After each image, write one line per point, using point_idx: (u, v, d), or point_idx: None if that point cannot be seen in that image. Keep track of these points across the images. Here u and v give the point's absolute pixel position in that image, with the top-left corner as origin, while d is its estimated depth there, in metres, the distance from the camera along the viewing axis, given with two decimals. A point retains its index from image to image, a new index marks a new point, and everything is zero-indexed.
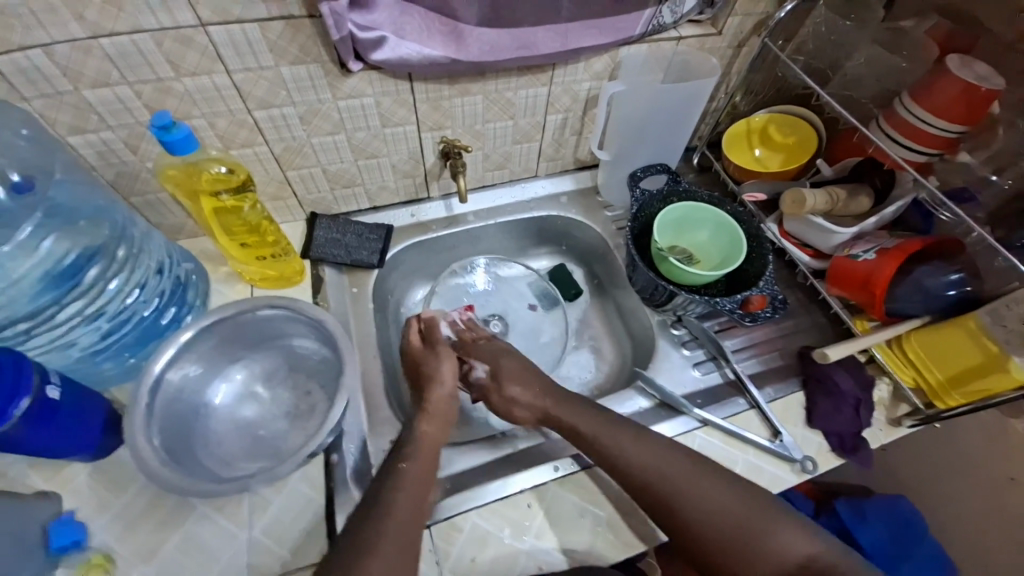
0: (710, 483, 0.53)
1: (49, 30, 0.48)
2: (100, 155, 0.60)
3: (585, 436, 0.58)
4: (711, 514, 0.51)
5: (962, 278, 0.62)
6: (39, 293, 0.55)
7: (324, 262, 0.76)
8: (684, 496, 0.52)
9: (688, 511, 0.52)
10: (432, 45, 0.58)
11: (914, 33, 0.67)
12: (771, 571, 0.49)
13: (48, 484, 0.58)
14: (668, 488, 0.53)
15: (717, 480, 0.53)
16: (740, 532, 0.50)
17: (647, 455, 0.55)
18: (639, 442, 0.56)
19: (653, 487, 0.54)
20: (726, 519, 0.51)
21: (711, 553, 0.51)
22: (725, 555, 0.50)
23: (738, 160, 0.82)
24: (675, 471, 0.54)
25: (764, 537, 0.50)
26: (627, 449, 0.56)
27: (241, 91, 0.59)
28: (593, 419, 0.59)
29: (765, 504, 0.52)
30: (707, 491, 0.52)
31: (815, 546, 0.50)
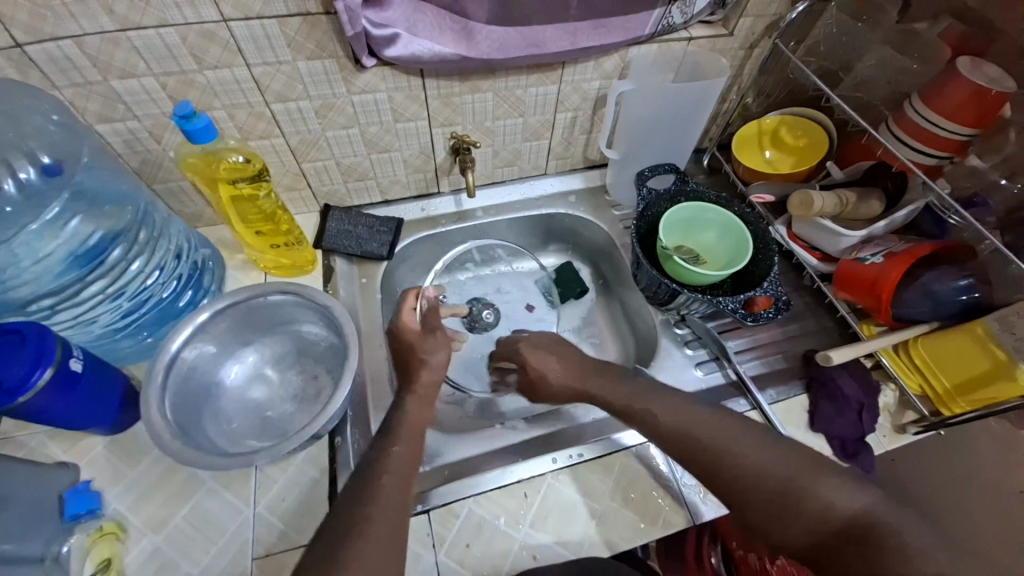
0: (753, 440, 0.51)
1: (80, 22, 0.51)
2: (126, 143, 0.63)
3: (623, 407, 0.58)
4: (756, 470, 0.49)
5: (970, 284, 0.61)
6: (64, 271, 0.57)
7: (335, 253, 0.79)
8: (724, 452, 0.50)
9: (728, 468, 0.50)
10: (443, 42, 0.60)
11: (927, 35, 0.67)
12: (816, 524, 0.45)
13: (66, 455, 0.61)
14: (708, 447, 0.51)
15: (759, 436, 0.51)
16: (787, 487, 0.47)
17: (685, 418, 0.54)
18: (682, 410, 0.55)
19: (691, 446, 0.52)
20: (771, 475, 0.48)
21: (759, 511, 0.48)
22: (770, 512, 0.47)
23: (748, 161, 0.82)
24: (716, 429, 0.52)
25: (812, 491, 0.46)
26: (666, 414, 0.55)
27: (260, 84, 0.61)
28: (622, 386, 0.60)
29: (820, 461, 0.49)
30: (747, 446, 0.50)
31: (867, 501, 0.45)
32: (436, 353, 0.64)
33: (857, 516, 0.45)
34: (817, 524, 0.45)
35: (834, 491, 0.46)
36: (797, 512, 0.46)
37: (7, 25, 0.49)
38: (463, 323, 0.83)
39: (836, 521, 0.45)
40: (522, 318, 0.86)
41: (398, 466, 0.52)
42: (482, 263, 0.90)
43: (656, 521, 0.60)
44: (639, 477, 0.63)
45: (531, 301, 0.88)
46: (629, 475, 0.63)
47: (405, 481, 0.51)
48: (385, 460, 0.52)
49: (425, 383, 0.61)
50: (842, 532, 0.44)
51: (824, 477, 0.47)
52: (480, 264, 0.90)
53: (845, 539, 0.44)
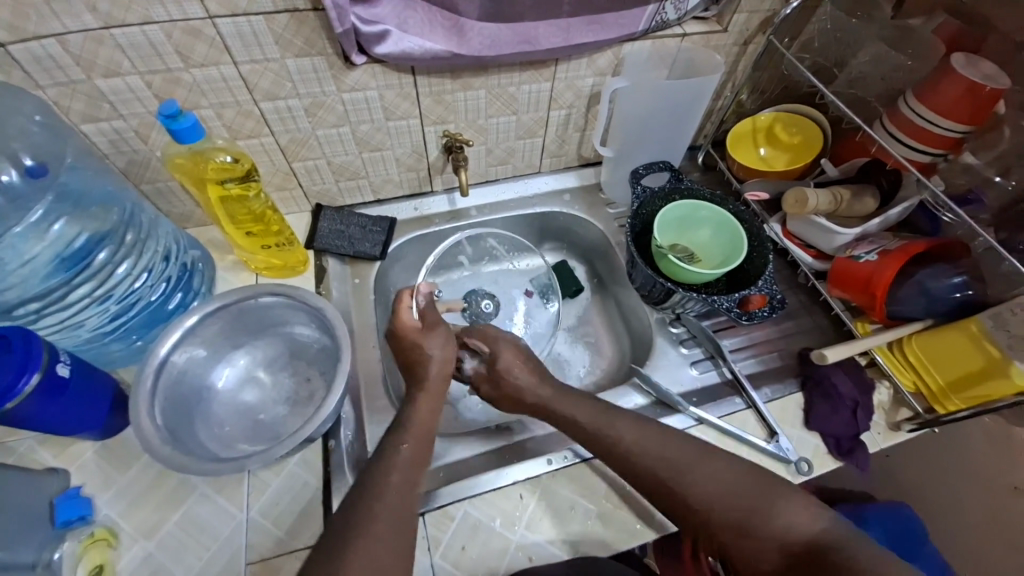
0: (712, 465, 0.51)
1: (63, 20, 0.50)
2: (112, 143, 0.62)
3: (585, 431, 0.57)
4: (715, 496, 0.49)
5: (965, 281, 0.61)
6: (50, 274, 0.56)
7: (327, 253, 0.78)
8: (683, 477, 0.51)
9: (688, 494, 0.50)
10: (434, 39, 0.59)
11: (921, 31, 0.67)
12: (775, 545, 0.46)
13: (56, 461, 0.60)
14: (669, 473, 0.51)
15: (717, 461, 0.51)
16: (748, 510, 0.48)
17: (647, 442, 0.54)
18: (646, 431, 0.55)
19: (653, 470, 0.52)
20: (730, 500, 0.49)
21: (719, 536, 0.48)
22: (731, 537, 0.48)
23: (743, 159, 0.81)
24: (678, 454, 0.52)
25: (770, 516, 0.47)
26: (629, 438, 0.54)
27: (248, 82, 0.60)
28: (585, 405, 0.59)
29: (778, 484, 0.49)
30: (709, 468, 0.51)
31: (821, 522, 0.46)
32: (429, 353, 0.63)
33: (812, 538, 0.45)
34: (775, 548, 0.46)
35: (791, 515, 0.47)
36: (756, 536, 0.47)
37: None
38: (463, 316, 0.82)
39: (794, 544, 0.46)
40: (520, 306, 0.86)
41: (390, 469, 0.51)
42: (475, 255, 0.89)
43: (652, 521, 0.60)
44: None
45: (531, 289, 0.87)
46: (625, 475, 0.63)
47: (398, 483, 0.51)
48: (378, 465, 0.52)
49: (419, 385, 0.61)
50: (799, 554, 0.45)
51: (781, 500, 0.48)
52: (473, 257, 0.89)
53: (801, 563, 0.45)
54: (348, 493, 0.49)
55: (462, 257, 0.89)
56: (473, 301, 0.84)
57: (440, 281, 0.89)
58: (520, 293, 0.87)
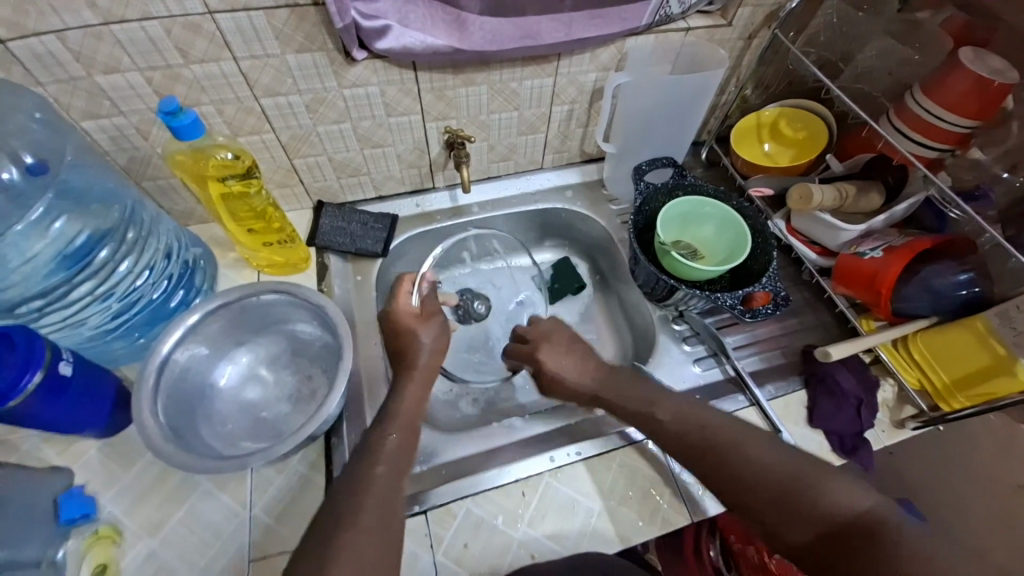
0: (759, 442, 0.52)
1: (63, 17, 0.49)
2: (113, 140, 0.62)
3: (629, 407, 0.59)
4: (758, 470, 0.50)
5: (970, 278, 0.60)
6: (51, 272, 0.56)
7: (329, 250, 0.77)
8: (727, 451, 0.52)
9: (734, 466, 0.51)
10: (435, 33, 0.58)
11: (929, 24, 0.66)
12: (816, 519, 0.46)
13: (60, 459, 0.60)
14: (715, 445, 0.52)
15: (764, 439, 0.52)
16: (788, 484, 0.48)
17: (692, 419, 0.55)
18: (685, 410, 0.56)
19: (693, 442, 0.54)
20: (774, 475, 0.49)
21: (760, 510, 0.48)
22: (774, 511, 0.48)
23: (746, 154, 0.81)
24: (717, 431, 0.54)
25: (816, 492, 0.47)
26: (673, 414, 0.56)
27: (248, 78, 0.60)
28: (632, 389, 0.61)
29: (825, 466, 0.49)
30: (747, 444, 0.52)
31: (869, 502, 0.46)
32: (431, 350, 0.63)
33: (857, 517, 0.45)
34: (819, 525, 0.45)
35: (839, 494, 0.46)
36: (794, 509, 0.47)
37: None
38: (453, 313, 0.82)
39: (839, 524, 0.45)
40: (513, 312, 0.86)
41: (391, 466, 0.52)
42: (478, 255, 0.90)
43: (655, 519, 0.60)
44: (639, 475, 0.63)
45: (522, 296, 0.88)
46: (628, 473, 0.63)
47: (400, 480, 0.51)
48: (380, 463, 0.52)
49: (421, 381, 0.61)
50: (843, 534, 0.44)
51: (830, 481, 0.47)
52: (477, 256, 0.90)
53: (847, 542, 0.44)
54: (351, 490, 0.49)
55: (465, 256, 0.89)
56: (466, 301, 0.84)
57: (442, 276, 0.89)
58: (512, 300, 0.87)
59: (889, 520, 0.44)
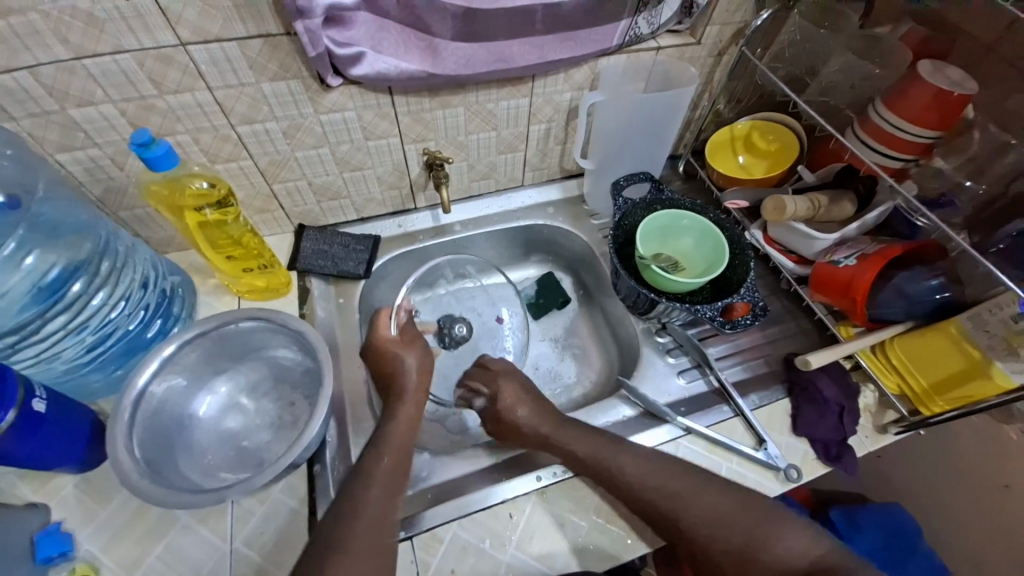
0: (716, 495, 0.54)
1: (34, 53, 0.49)
2: (88, 171, 0.62)
3: (588, 465, 0.58)
4: (716, 529, 0.52)
5: (942, 283, 0.61)
6: (24, 307, 0.56)
7: (311, 273, 0.77)
8: (686, 510, 0.53)
9: (693, 525, 0.53)
10: (409, 59, 0.59)
11: (888, 39, 0.68)
12: (776, 575, 0.49)
13: (35, 496, 0.59)
14: (672, 508, 0.53)
15: (721, 493, 0.54)
16: (749, 538, 0.51)
17: (652, 475, 0.55)
18: (646, 461, 0.56)
19: (657, 506, 0.54)
20: (730, 530, 0.52)
21: (724, 567, 0.51)
22: (734, 566, 0.51)
23: (720, 167, 0.82)
24: (676, 487, 0.54)
25: (769, 546, 0.50)
26: (633, 470, 0.56)
27: (224, 107, 0.60)
28: (585, 437, 0.60)
29: (775, 511, 0.53)
30: (705, 501, 0.53)
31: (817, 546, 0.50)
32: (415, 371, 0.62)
33: (809, 562, 0.49)
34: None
35: (788, 542, 0.50)
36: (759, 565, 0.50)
37: None
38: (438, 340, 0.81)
39: (794, 570, 0.49)
40: (497, 333, 0.83)
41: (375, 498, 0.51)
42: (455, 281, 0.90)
43: (644, 535, 0.60)
44: None
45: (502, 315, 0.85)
46: (614, 488, 0.63)
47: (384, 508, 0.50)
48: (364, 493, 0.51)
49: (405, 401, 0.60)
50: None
51: (780, 532, 0.51)
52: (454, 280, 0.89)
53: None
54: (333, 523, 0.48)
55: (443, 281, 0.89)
56: (446, 326, 0.82)
57: (418, 299, 0.88)
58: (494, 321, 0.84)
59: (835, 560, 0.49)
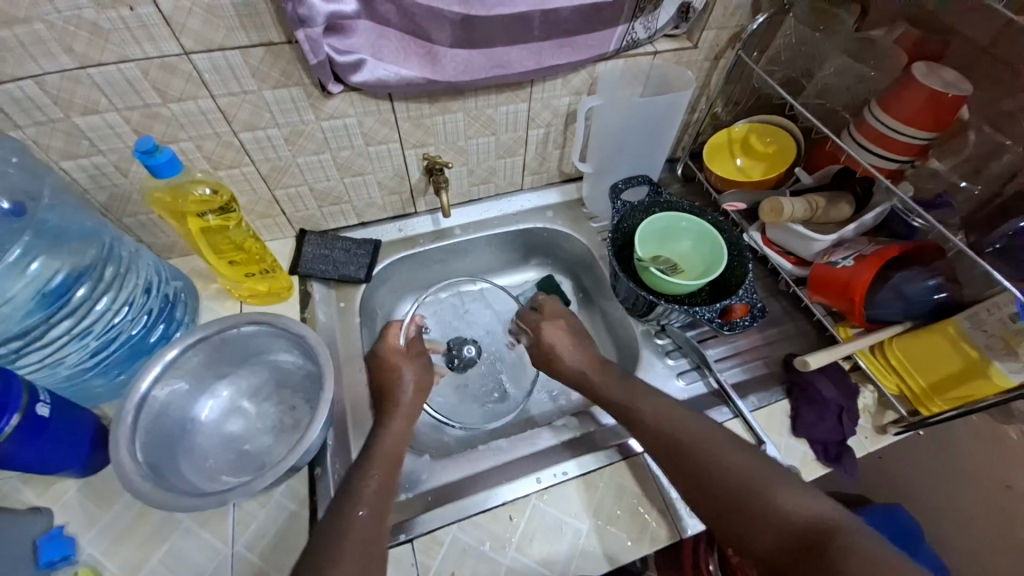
0: (727, 446, 0.55)
1: (38, 61, 0.50)
2: (92, 178, 0.62)
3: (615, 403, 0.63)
4: (720, 473, 0.53)
5: (939, 283, 0.61)
6: (29, 313, 0.56)
7: (312, 278, 0.78)
8: (693, 452, 0.55)
9: (698, 466, 0.54)
10: (409, 66, 0.60)
11: (883, 42, 0.68)
12: (770, 526, 0.49)
13: (38, 500, 0.59)
14: (682, 448, 0.56)
15: (731, 444, 0.55)
16: (749, 487, 0.51)
17: (669, 419, 0.59)
18: (664, 408, 0.60)
19: (667, 444, 0.57)
20: (734, 475, 0.53)
21: (722, 512, 0.52)
22: (734, 512, 0.51)
23: (719, 170, 0.83)
24: (687, 432, 0.57)
25: (770, 498, 0.50)
26: (651, 414, 0.60)
27: (226, 115, 0.61)
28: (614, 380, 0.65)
29: (785, 470, 0.52)
30: (716, 448, 0.55)
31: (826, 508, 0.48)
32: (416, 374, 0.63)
33: (813, 521, 0.47)
34: (777, 527, 0.48)
35: (791, 497, 0.49)
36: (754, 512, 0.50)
37: None
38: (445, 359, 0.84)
39: (794, 526, 0.48)
40: (507, 359, 0.86)
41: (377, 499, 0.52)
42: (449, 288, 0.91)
43: (644, 538, 0.60)
44: (626, 492, 0.63)
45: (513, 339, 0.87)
46: (614, 490, 0.63)
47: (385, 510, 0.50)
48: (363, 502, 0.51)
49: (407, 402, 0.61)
50: (799, 533, 0.47)
51: (785, 487, 0.50)
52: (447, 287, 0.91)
53: (799, 543, 0.46)
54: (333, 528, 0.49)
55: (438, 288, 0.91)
56: (454, 346, 0.85)
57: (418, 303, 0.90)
58: (505, 345, 0.87)
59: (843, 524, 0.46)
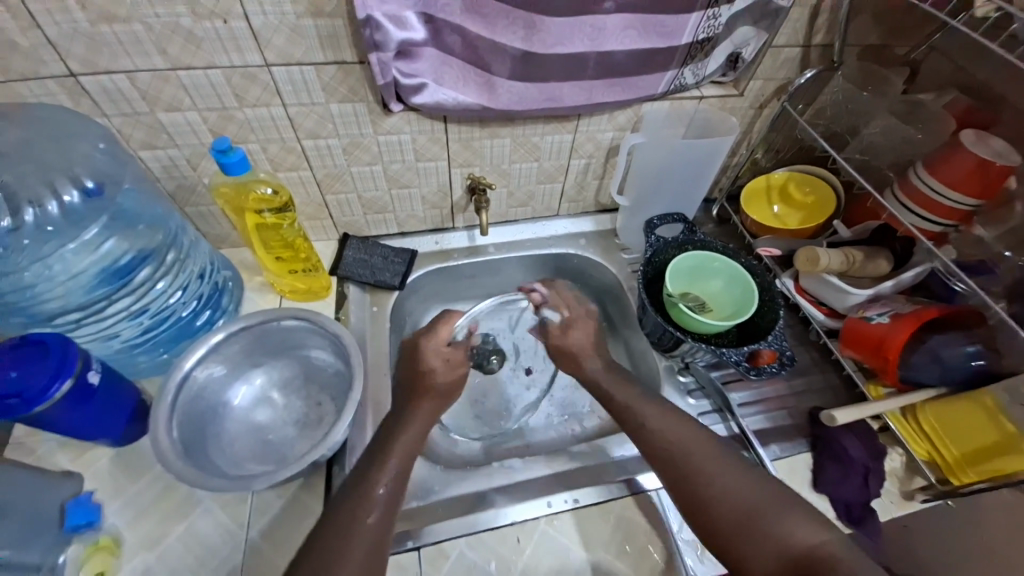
0: (732, 468, 0.54)
1: (134, 59, 0.55)
2: (165, 168, 0.68)
3: (620, 409, 0.63)
4: (723, 490, 0.52)
5: (979, 351, 0.60)
6: (95, 286, 0.60)
7: (349, 281, 0.81)
8: (696, 467, 0.54)
9: (701, 483, 0.53)
10: (466, 92, 0.64)
11: (932, 105, 0.70)
12: (771, 550, 0.47)
13: (73, 464, 0.62)
14: (685, 463, 0.55)
15: (735, 464, 0.54)
16: (751, 509, 0.50)
17: (674, 433, 0.58)
18: (671, 418, 0.59)
19: (673, 455, 0.56)
20: (738, 496, 0.51)
21: (721, 528, 0.50)
22: (736, 533, 0.49)
23: (756, 215, 0.83)
24: (693, 446, 0.56)
25: (773, 522, 0.49)
26: (657, 422, 0.59)
27: (294, 122, 0.66)
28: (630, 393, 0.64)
29: (791, 497, 0.51)
30: (721, 468, 0.54)
31: (828, 537, 0.47)
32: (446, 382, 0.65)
33: (816, 550, 0.46)
34: (777, 553, 0.47)
35: (796, 524, 0.48)
36: (756, 533, 0.48)
37: (65, 57, 0.54)
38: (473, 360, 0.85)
39: (795, 552, 0.46)
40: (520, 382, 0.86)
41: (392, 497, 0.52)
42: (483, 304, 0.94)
43: None
44: (636, 529, 0.62)
45: (530, 367, 0.87)
46: (625, 526, 0.62)
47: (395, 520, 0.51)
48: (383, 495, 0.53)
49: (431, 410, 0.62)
50: (801, 560, 0.46)
51: (792, 514, 0.49)
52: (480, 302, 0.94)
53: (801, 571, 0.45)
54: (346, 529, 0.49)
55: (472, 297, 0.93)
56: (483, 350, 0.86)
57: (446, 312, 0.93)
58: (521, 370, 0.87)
59: (847, 554, 0.45)
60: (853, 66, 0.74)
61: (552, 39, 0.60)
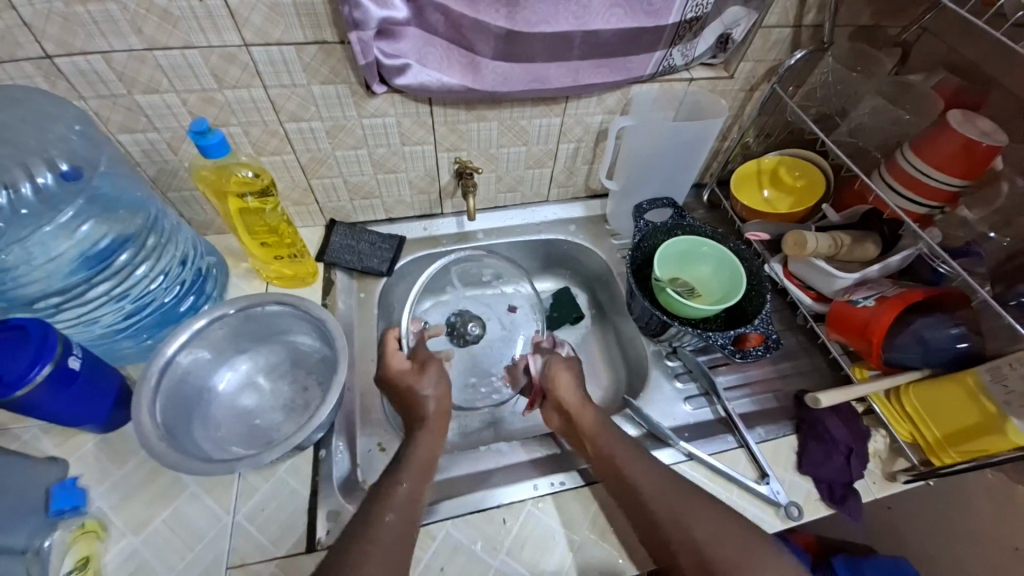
0: (708, 515, 0.55)
1: (109, 39, 0.54)
2: (145, 152, 0.67)
3: (598, 454, 0.62)
4: (709, 545, 0.53)
5: (963, 333, 0.60)
6: (72, 272, 0.60)
7: (337, 267, 0.80)
8: (682, 521, 0.54)
9: (680, 533, 0.54)
10: (450, 73, 0.62)
11: (920, 86, 0.70)
12: None
13: (58, 449, 0.62)
14: (665, 512, 0.55)
15: (711, 513, 0.55)
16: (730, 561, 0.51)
17: (662, 485, 0.57)
18: (646, 464, 0.60)
19: (651, 505, 0.56)
20: (717, 548, 0.52)
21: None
22: None
23: (746, 200, 0.83)
24: (670, 494, 0.57)
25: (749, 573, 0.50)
26: (632, 469, 0.59)
27: (275, 104, 0.64)
28: (601, 433, 0.64)
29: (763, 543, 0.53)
30: (698, 517, 0.55)
31: None
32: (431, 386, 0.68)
33: None
34: None
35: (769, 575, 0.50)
36: None
37: (38, 37, 0.52)
38: (450, 341, 0.87)
39: None
40: (505, 321, 0.90)
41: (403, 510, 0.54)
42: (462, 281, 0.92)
43: (636, 556, 0.59)
44: (622, 511, 0.62)
45: (515, 307, 0.91)
46: (611, 506, 0.63)
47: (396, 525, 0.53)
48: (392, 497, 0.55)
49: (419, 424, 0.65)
50: None
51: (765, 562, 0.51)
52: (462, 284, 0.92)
53: None
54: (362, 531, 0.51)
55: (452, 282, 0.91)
56: (459, 325, 0.88)
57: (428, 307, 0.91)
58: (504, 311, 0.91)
59: None
60: (844, 47, 0.73)
61: (536, 18, 0.59)
